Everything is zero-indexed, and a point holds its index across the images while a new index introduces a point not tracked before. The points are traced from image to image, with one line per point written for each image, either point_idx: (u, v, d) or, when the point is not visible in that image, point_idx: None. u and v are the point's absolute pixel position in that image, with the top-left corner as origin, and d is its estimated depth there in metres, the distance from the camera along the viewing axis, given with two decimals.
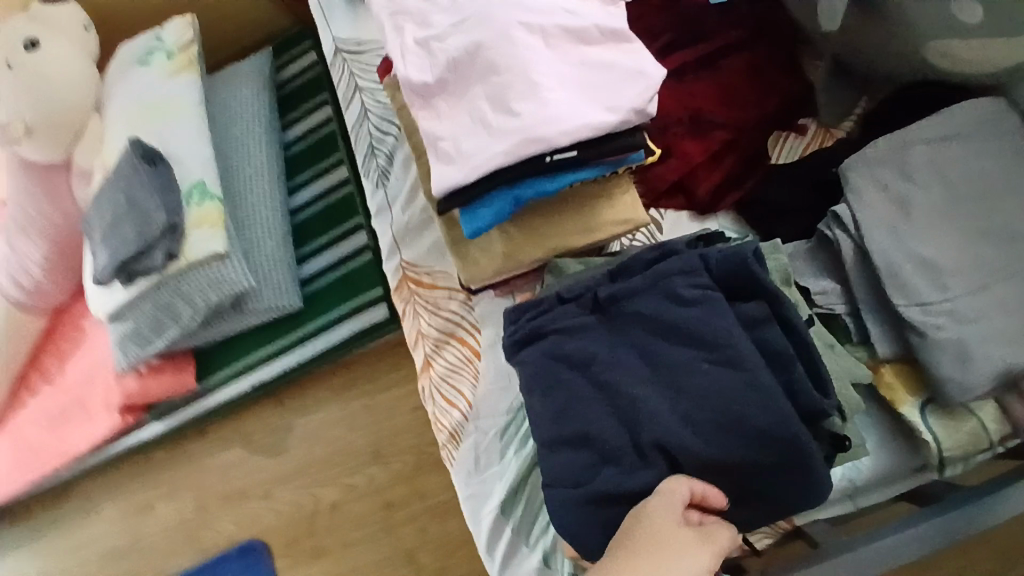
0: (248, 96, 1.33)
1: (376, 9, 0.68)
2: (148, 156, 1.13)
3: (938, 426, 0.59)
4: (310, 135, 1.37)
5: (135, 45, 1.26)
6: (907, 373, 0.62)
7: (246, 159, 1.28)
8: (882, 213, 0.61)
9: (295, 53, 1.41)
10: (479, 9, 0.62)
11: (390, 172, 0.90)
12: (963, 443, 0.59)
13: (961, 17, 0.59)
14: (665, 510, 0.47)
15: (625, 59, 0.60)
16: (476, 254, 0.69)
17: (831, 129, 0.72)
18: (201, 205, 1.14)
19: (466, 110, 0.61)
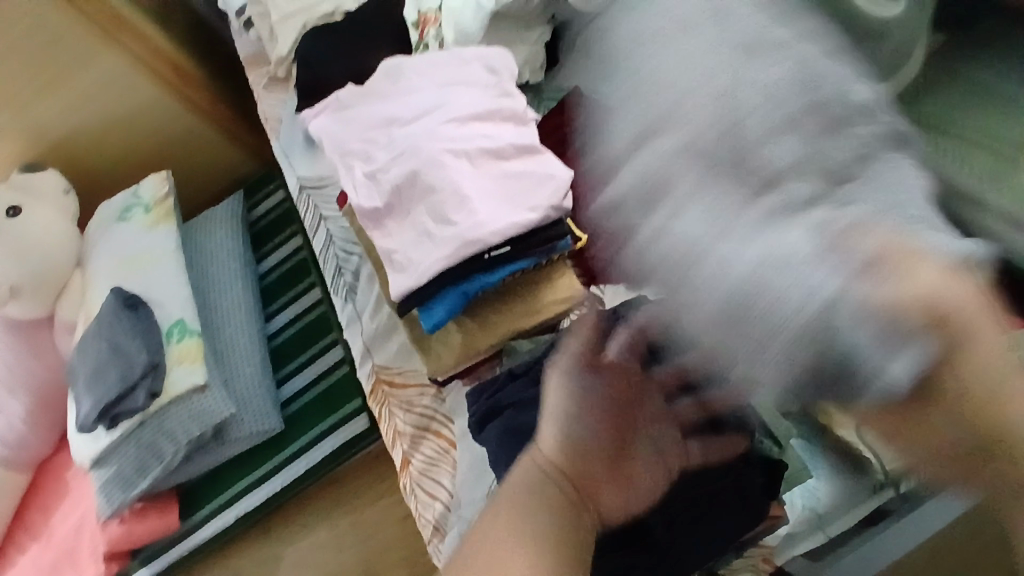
0: (222, 236, 1.44)
1: (330, 152, 0.80)
2: (129, 302, 1.21)
3: (876, 443, 0.62)
4: (284, 264, 1.47)
5: (114, 202, 1.37)
6: None
7: (223, 293, 1.37)
8: None
9: (263, 194, 1.54)
10: (410, 142, 0.73)
11: (356, 286, 0.98)
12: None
13: None
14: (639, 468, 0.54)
15: (537, 166, 0.69)
16: (436, 349, 0.76)
17: None
18: (182, 341, 1.20)
19: (410, 225, 0.71)
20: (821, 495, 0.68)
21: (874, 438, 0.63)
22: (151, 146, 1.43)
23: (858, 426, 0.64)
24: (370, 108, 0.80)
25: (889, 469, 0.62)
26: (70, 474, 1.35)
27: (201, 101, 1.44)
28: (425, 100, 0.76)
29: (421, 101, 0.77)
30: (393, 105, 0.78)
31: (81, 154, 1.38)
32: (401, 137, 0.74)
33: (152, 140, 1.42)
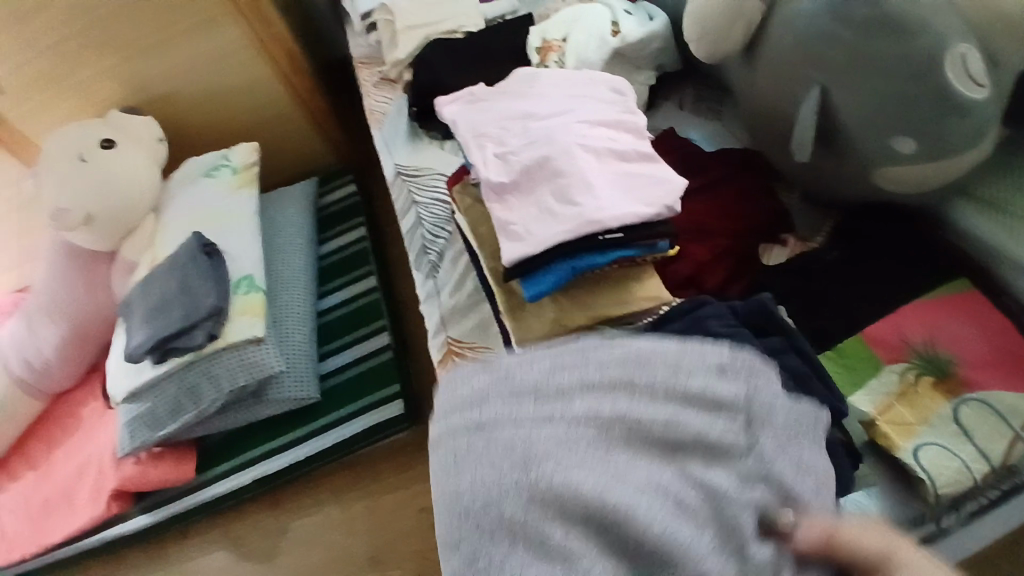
0: (293, 212, 1.51)
1: (462, 134, 0.89)
2: (206, 248, 1.26)
3: (931, 467, 0.70)
4: (343, 249, 1.54)
5: (202, 160, 1.45)
6: (898, 424, 0.73)
7: (286, 263, 1.42)
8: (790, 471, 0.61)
9: (336, 184, 1.63)
10: (543, 134, 0.83)
11: (439, 265, 1.05)
12: (951, 480, 0.69)
13: (899, 148, 0.77)
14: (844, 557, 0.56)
15: (654, 172, 0.80)
16: (528, 318, 0.83)
17: (806, 242, 0.92)
18: (247, 294, 1.25)
19: (532, 202, 0.80)
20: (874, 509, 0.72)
21: (930, 462, 0.70)
22: (244, 119, 1.52)
23: (915, 449, 0.71)
24: (505, 105, 0.90)
25: (941, 491, 0.69)
26: (86, 410, 1.39)
27: (302, 90, 1.53)
28: (558, 104, 0.87)
29: (554, 105, 0.87)
30: (527, 104, 0.88)
31: (180, 111, 1.47)
32: (535, 130, 0.84)
33: (246, 115, 1.52)
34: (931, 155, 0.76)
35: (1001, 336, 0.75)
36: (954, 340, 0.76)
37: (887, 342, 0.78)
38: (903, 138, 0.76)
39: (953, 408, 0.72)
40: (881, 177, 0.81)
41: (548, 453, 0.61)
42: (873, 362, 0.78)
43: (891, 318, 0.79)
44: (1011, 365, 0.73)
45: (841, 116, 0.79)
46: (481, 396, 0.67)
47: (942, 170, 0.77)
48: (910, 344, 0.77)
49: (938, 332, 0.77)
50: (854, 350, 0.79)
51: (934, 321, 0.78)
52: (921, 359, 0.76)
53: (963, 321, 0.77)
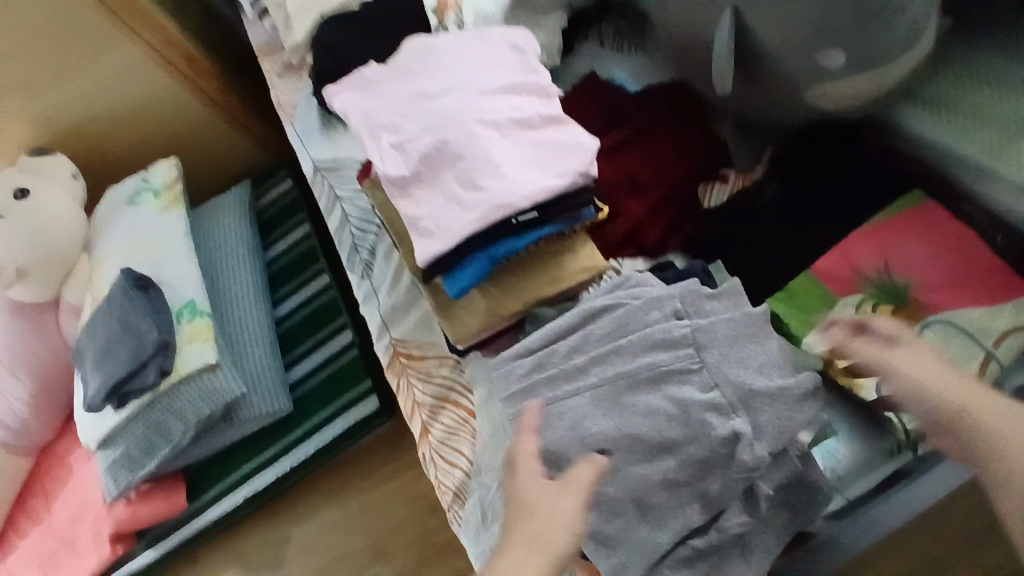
0: (230, 221, 1.44)
1: (356, 125, 0.80)
2: (138, 283, 1.20)
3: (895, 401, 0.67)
4: (290, 249, 1.48)
5: (122, 185, 1.37)
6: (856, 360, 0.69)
7: (232, 277, 1.37)
8: (736, 361, 0.55)
9: (270, 181, 1.56)
10: (439, 113, 0.75)
11: (373, 263, 1.00)
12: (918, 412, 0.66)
13: (827, 63, 0.68)
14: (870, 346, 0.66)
15: (563, 135, 0.73)
16: (459, 315, 0.78)
17: (746, 175, 0.84)
18: (192, 321, 1.21)
19: (440, 191, 0.73)
20: (840, 458, 0.70)
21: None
22: (159, 134, 1.43)
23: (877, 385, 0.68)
24: (398, 86, 0.81)
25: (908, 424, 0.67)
26: (76, 455, 1.35)
27: (213, 91, 1.43)
28: (451, 77, 0.78)
29: (448, 77, 0.79)
30: (421, 81, 0.80)
31: (91, 143, 1.38)
32: (431, 111, 0.76)
33: (160, 130, 1.42)
34: (863, 66, 0.67)
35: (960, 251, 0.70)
36: (908, 264, 0.71)
37: (837, 275, 0.73)
38: (830, 52, 0.67)
39: (917, 334, 0.67)
40: (812, 96, 0.72)
41: (596, 417, 0.57)
42: (826, 299, 0.73)
43: (841, 247, 0.74)
44: (970, 281, 0.68)
45: (758, 37, 0.70)
46: (524, 384, 0.62)
47: (880, 79, 0.69)
48: (861, 275, 0.72)
49: (892, 257, 0.71)
50: (803, 288, 0.74)
51: (887, 244, 0.72)
52: (876, 288, 0.71)
53: (919, 240, 0.71)
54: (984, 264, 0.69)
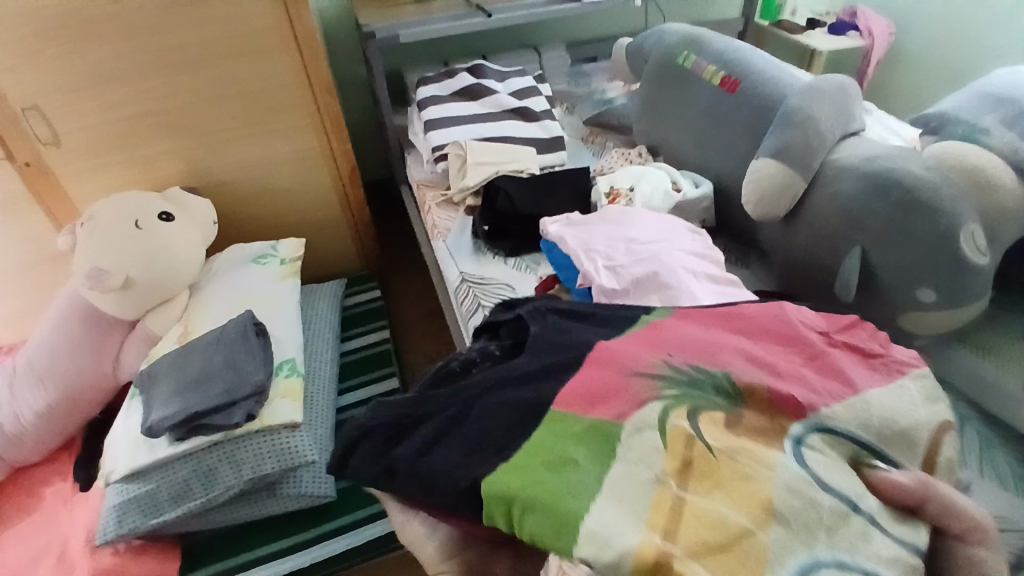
0: (323, 309, 1.56)
1: (571, 245, 1.04)
2: (257, 328, 1.28)
3: None
4: (365, 349, 1.57)
5: (250, 248, 1.51)
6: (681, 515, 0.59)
7: (315, 355, 1.43)
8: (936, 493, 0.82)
9: (360, 288, 1.73)
10: (646, 253, 0.98)
11: None
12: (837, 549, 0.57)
13: (921, 297, 0.94)
14: (927, 487, 0.62)
15: (741, 292, 0.95)
16: None
17: None
18: (289, 378, 1.23)
19: (643, 306, 0.93)
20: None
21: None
22: (291, 218, 1.66)
23: None
24: (606, 228, 1.06)
25: None
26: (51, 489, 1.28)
27: (355, 205, 1.70)
28: (652, 234, 1.03)
29: (649, 232, 1.03)
30: (627, 230, 1.04)
31: (235, 205, 1.60)
32: (641, 249, 0.99)
33: (294, 219, 1.66)
34: (951, 303, 0.93)
35: (788, 350, 0.78)
36: (697, 358, 0.74)
37: (587, 391, 0.72)
38: (923, 289, 0.94)
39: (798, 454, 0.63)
40: (907, 319, 0.98)
41: (910, 523, 0.61)
42: (606, 428, 0.68)
43: (637, 339, 0.79)
44: (776, 379, 0.71)
45: (882, 275, 0.97)
46: (833, 471, 0.62)
47: (954, 315, 0.95)
48: (642, 362, 0.74)
49: (726, 342, 0.77)
50: (561, 421, 0.70)
51: (614, 362, 0.75)
52: (674, 391, 0.70)
53: (729, 350, 0.76)
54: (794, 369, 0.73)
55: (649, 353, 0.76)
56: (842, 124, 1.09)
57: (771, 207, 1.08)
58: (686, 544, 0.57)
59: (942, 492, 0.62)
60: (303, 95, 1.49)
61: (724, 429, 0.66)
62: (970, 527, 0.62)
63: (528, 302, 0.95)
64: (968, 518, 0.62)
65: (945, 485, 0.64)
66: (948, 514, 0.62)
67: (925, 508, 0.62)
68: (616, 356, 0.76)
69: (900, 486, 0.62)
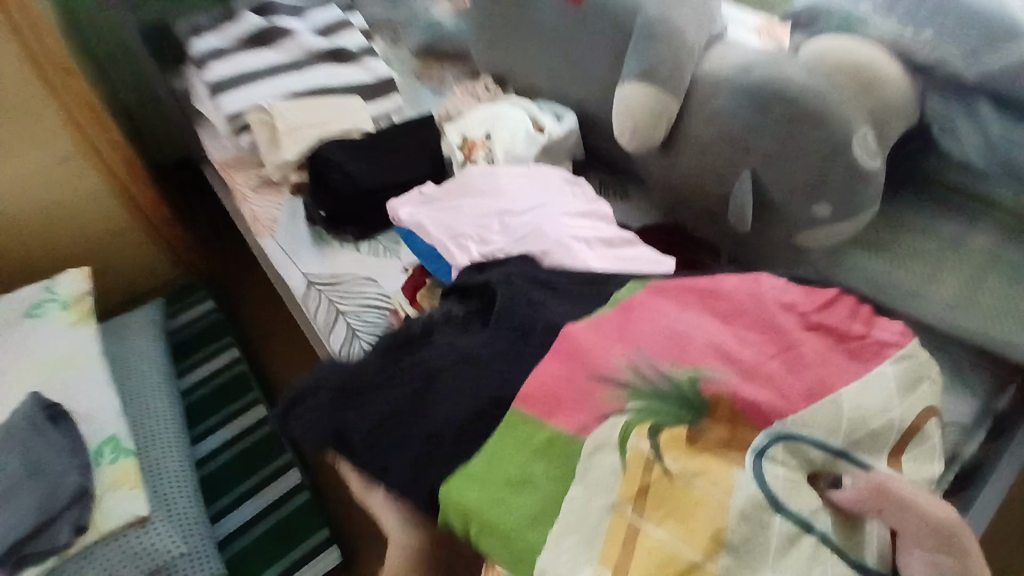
0: (143, 345, 1.26)
1: (436, 236, 0.88)
2: (50, 412, 0.97)
3: None
4: (210, 380, 1.30)
5: (20, 299, 1.14)
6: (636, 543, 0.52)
7: (146, 409, 1.15)
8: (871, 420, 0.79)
9: (186, 303, 1.42)
10: (526, 230, 0.83)
11: None
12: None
13: (817, 212, 0.87)
14: (892, 495, 0.54)
15: (635, 251, 0.84)
16: None
17: None
18: (116, 463, 0.96)
19: None
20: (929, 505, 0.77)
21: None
22: (76, 239, 1.28)
23: None
24: (472, 203, 0.89)
25: None
26: None
27: (147, 203, 1.33)
28: (528, 199, 0.87)
29: (523, 198, 0.87)
30: (497, 200, 0.88)
31: None
32: (518, 225, 0.84)
33: (67, 242, 1.27)
34: (843, 213, 0.87)
35: (765, 336, 0.65)
36: (658, 359, 0.62)
37: (553, 404, 0.61)
38: (819, 204, 0.86)
39: (762, 474, 0.54)
40: (801, 237, 0.91)
41: (873, 534, 0.54)
42: (564, 446, 0.59)
43: (606, 333, 0.65)
44: (744, 372, 0.61)
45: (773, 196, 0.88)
46: (794, 484, 0.54)
47: (846, 225, 0.89)
48: (609, 366, 0.62)
49: (703, 335, 0.64)
50: (523, 437, 0.61)
51: (582, 365, 0.63)
52: (639, 404, 0.59)
53: (706, 335, 0.64)
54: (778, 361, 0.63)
55: (601, 355, 0.63)
56: (707, 27, 0.94)
57: (640, 132, 0.94)
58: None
59: (900, 494, 0.54)
60: (39, 73, 1.09)
61: (686, 448, 0.55)
62: (936, 529, 0.52)
63: (495, 264, 0.80)
64: (938, 521, 0.52)
65: (905, 485, 0.55)
66: (913, 523, 0.53)
67: (897, 515, 0.53)
68: (586, 356, 0.63)
69: (858, 500, 0.54)
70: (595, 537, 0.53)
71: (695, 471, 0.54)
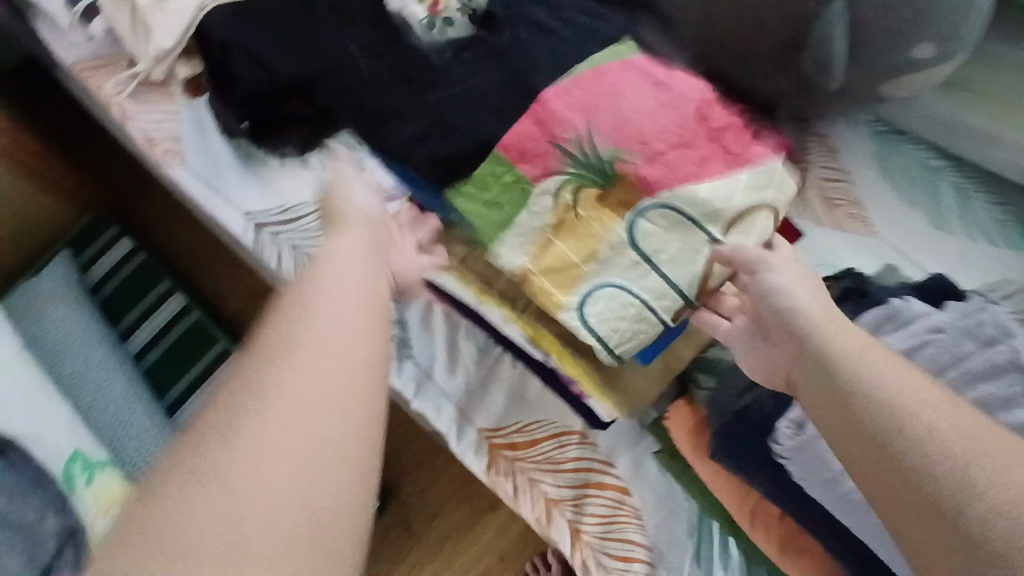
0: (67, 320, 1.01)
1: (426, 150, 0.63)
2: None
3: (590, 313, 0.57)
4: (163, 338, 1.08)
5: None
6: (559, 272, 0.58)
7: (104, 396, 0.95)
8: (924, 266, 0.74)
9: (97, 248, 1.13)
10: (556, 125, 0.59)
11: (409, 337, 0.74)
12: (623, 333, 0.57)
13: (918, 55, 0.66)
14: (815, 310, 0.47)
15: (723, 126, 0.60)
16: (629, 383, 0.62)
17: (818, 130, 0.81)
18: (93, 484, 0.82)
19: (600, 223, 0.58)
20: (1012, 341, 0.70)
21: (593, 314, 0.57)
22: None
23: (582, 302, 0.57)
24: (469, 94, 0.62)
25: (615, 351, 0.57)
26: None
27: None
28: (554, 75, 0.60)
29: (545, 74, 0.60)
30: None
31: None
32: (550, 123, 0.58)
33: None
34: (953, 49, 0.66)
35: (690, 122, 0.57)
36: (626, 122, 0.57)
37: (522, 154, 0.60)
38: (923, 43, 0.65)
39: (628, 226, 0.56)
40: (894, 83, 0.70)
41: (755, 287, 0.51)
42: (523, 187, 0.60)
43: (641, 76, 0.59)
44: (672, 153, 0.57)
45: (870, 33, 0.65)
46: (659, 215, 0.55)
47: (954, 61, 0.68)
48: (552, 128, 0.59)
49: (642, 112, 0.57)
50: (491, 175, 0.61)
51: (599, 101, 0.58)
52: (578, 167, 0.58)
53: (652, 105, 0.57)
54: (711, 136, 0.57)
55: (547, 133, 0.59)
56: None
57: None
58: (544, 263, 0.59)
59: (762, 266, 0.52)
60: None
61: (591, 209, 0.58)
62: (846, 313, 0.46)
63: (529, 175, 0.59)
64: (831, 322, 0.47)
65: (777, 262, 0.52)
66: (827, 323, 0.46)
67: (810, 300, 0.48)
68: (613, 87, 0.58)
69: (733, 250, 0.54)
70: (532, 229, 0.59)
71: (597, 215, 0.57)
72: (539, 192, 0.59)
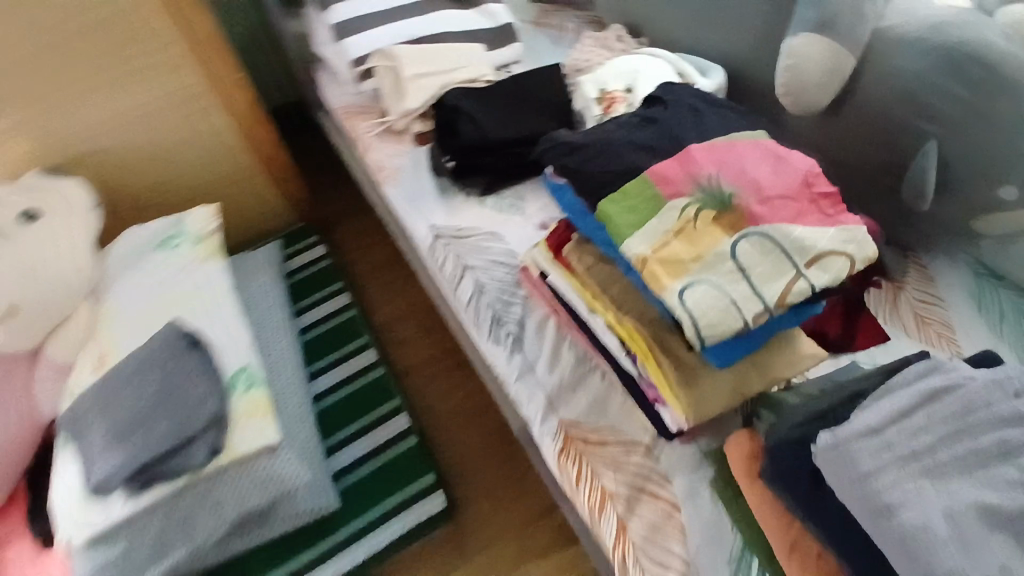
0: (265, 283, 1.29)
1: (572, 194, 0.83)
2: (188, 338, 1.03)
3: (689, 298, 0.62)
4: (327, 321, 1.33)
5: (148, 231, 1.21)
6: (669, 263, 0.65)
7: (271, 343, 1.19)
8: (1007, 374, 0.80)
9: (301, 247, 1.46)
10: None
11: (523, 337, 0.92)
12: (716, 321, 0.62)
13: (1002, 197, 0.79)
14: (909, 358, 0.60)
15: None
16: (703, 390, 0.72)
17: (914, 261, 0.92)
18: (249, 392, 1.00)
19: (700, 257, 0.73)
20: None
21: (693, 297, 0.62)
22: (196, 184, 1.34)
23: (684, 288, 0.63)
24: None
25: (704, 334, 0.62)
26: None
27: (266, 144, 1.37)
28: None
29: None
30: None
31: (114, 168, 1.24)
32: None
33: (192, 169, 1.31)
34: None
35: (804, 184, 0.66)
36: (748, 175, 0.67)
37: (664, 176, 0.69)
38: (1005, 187, 0.78)
39: (732, 244, 0.64)
40: (981, 221, 0.83)
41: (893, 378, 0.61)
42: (654, 200, 0.68)
43: (763, 150, 0.70)
44: (786, 202, 0.65)
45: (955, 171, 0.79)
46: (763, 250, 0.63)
47: None
48: (691, 162, 0.69)
49: (765, 170, 0.67)
50: (634, 188, 0.70)
51: (731, 157, 0.69)
52: (704, 194, 0.67)
53: (772, 165, 0.68)
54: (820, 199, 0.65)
55: (681, 167, 0.69)
56: None
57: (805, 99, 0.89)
58: (659, 255, 0.66)
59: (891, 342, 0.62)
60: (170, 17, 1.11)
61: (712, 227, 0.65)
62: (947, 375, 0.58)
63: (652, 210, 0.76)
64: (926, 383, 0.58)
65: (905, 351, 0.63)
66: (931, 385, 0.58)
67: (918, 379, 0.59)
68: (741, 152, 0.69)
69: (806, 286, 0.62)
70: (658, 230, 0.67)
71: (710, 229, 0.65)
72: (670, 206, 0.67)
